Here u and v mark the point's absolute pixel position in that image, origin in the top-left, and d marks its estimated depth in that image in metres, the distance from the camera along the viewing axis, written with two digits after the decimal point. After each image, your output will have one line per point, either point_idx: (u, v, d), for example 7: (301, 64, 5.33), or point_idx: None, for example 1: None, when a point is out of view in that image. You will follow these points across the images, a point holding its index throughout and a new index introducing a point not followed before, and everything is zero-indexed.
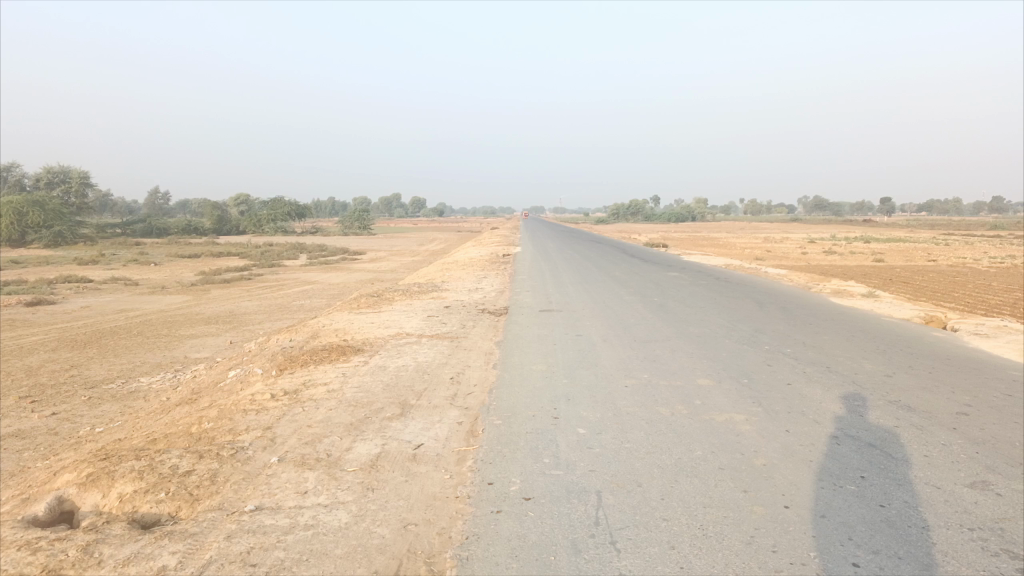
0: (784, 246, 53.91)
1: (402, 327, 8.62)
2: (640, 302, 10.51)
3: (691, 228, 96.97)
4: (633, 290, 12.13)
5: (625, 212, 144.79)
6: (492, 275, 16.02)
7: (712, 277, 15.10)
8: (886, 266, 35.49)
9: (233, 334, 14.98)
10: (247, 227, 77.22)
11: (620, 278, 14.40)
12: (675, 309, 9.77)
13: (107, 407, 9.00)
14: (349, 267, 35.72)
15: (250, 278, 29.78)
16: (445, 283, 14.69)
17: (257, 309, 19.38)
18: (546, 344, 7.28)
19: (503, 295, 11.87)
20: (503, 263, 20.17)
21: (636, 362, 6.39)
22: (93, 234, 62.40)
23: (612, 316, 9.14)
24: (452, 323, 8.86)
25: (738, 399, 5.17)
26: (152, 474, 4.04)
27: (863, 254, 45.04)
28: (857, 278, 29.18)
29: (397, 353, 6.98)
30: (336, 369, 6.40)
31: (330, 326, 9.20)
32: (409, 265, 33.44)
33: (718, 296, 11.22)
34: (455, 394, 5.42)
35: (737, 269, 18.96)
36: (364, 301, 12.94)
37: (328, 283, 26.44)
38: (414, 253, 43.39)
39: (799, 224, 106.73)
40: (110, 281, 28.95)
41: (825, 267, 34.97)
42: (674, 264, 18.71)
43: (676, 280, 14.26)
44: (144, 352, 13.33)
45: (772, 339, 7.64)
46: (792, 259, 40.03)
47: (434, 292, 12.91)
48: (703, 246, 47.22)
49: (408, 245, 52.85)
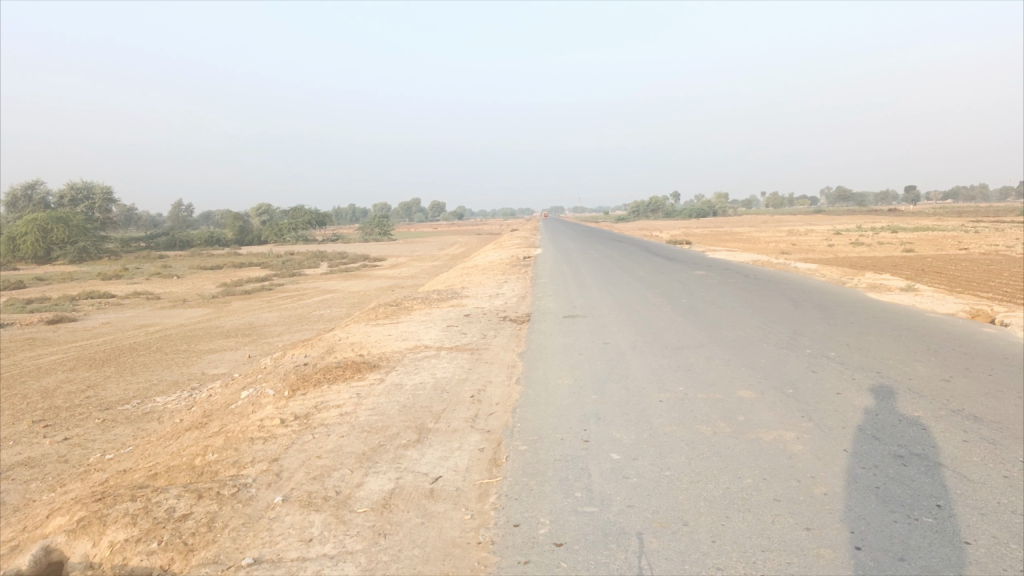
0: (808, 239, 53.00)
1: (421, 339, 8.25)
2: (668, 305, 10.06)
3: (713, 223, 96.00)
4: (659, 292, 11.68)
5: (645, 210, 143.88)
6: (513, 279, 15.63)
7: (740, 274, 14.61)
8: (916, 256, 34.62)
9: (251, 347, 14.71)
10: (268, 237, 77.58)
11: (645, 279, 13.94)
12: (706, 311, 9.32)
13: (120, 430, 8.71)
14: (369, 274, 35.54)
15: (270, 288, 29.66)
16: (464, 290, 14.34)
17: (277, 320, 19.13)
18: (572, 355, 6.87)
19: (524, 301, 11.47)
20: (524, 266, 19.79)
21: (669, 373, 5.95)
22: (117, 249, 62.98)
23: (639, 321, 8.72)
24: (472, 334, 8.47)
25: (784, 413, 4.73)
26: (145, 518, 3.69)
27: (891, 244, 44.09)
28: (888, 269, 28.43)
29: (414, 369, 6.60)
30: (350, 389, 6.03)
31: (346, 340, 8.85)
32: (429, 270, 33.15)
33: (749, 296, 10.74)
34: (476, 415, 5.02)
35: (764, 265, 18.41)
36: (382, 310, 12.59)
37: (349, 291, 26.23)
38: (435, 258, 43.16)
39: (823, 216, 105.16)
40: (132, 295, 28.97)
41: (853, 259, 34.22)
42: (700, 261, 18.22)
43: (703, 279, 13.79)
44: (162, 369, 13.08)
45: (813, 342, 7.17)
46: (818, 252, 39.25)
47: (453, 299, 12.54)
48: (726, 241, 46.55)
49: (428, 250, 52.67)
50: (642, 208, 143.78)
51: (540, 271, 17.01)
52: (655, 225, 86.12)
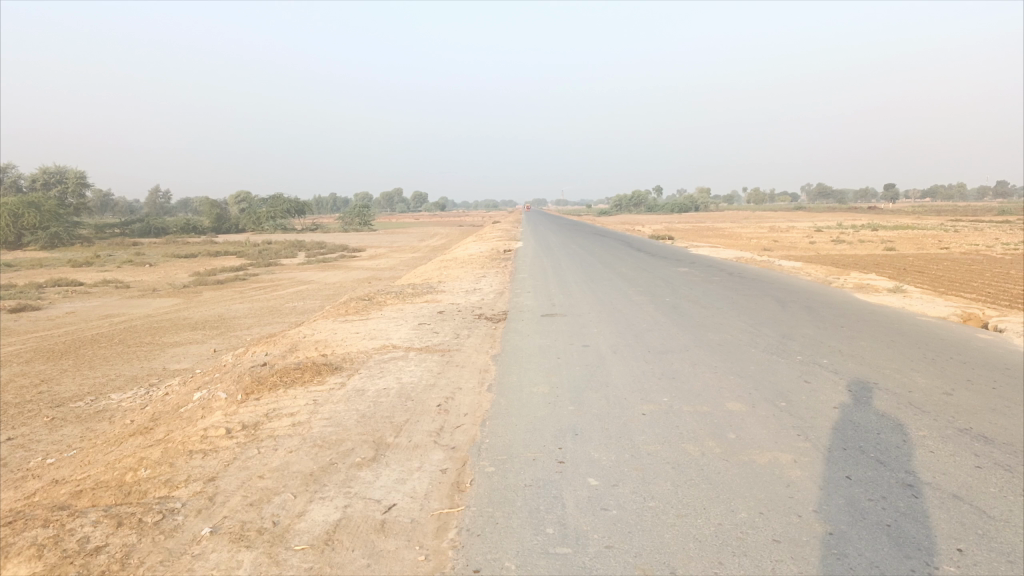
0: (791, 236, 52.87)
1: (390, 338, 7.77)
2: (651, 304, 9.65)
3: (695, 218, 96.07)
4: (643, 289, 11.26)
5: (627, 204, 143.79)
6: (492, 273, 15.15)
7: (725, 272, 14.22)
8: (899, 255, 34.47)
9: (218, 342, 14.14)
10: (247, 225, 76.50)
11: (628, 275, 13.53)
12: (691, 311, 8.92)
13: (67, 430, 8.17)
14: (347, 264, 34.91)
15: (245, 278, 28.95)
16: (441, 284, 13.87)
17: (247, 313, 18.52)
18: (550, 358, 6.43)
19: (502, 297, 11.00)
20: (504, 260, 19.29)
21: (653, 380, 5.53)
22: (91, 235, 61.74)
23: (622, 321, 8.29)
24: (444, 333, 7.99)
25: (778, 430, 4.33)
26: (52, 552, 3.21)
27: (874, 243, 43.98)
28: (871, 268, 28.26)
29: (379, 372, 6.13)
30: (308, 395, 5.55)
31: (311, 338, 8.34)
32: (408, 262, 32.57)
33: (734, 295, 10.37)
34: (442, 428, 4.57)
35: (749, 262, 18.04)
36: (354, 305, 12.07)
37: (325, 283, 25.64)
38: (415, 249, 42.58)
39: (804, 213, 105.49)
40: (101, 283, 28.19)
41: (836, 257, 34.11)
42: (684, 257, 17.84)
43: (686, 276, 13.41)
44: (122, 363, 12.49)
45: (804, 347, 6.78)
46: (801, 249, 39.13)
47: (429, 294, 12.05)
48: (708, 237, 46.38)
49: (409, 241, 52.05)
50: (625, 202, 143.56)
51: (520, 266, 16.54)
52: (638, 220, 85.86)
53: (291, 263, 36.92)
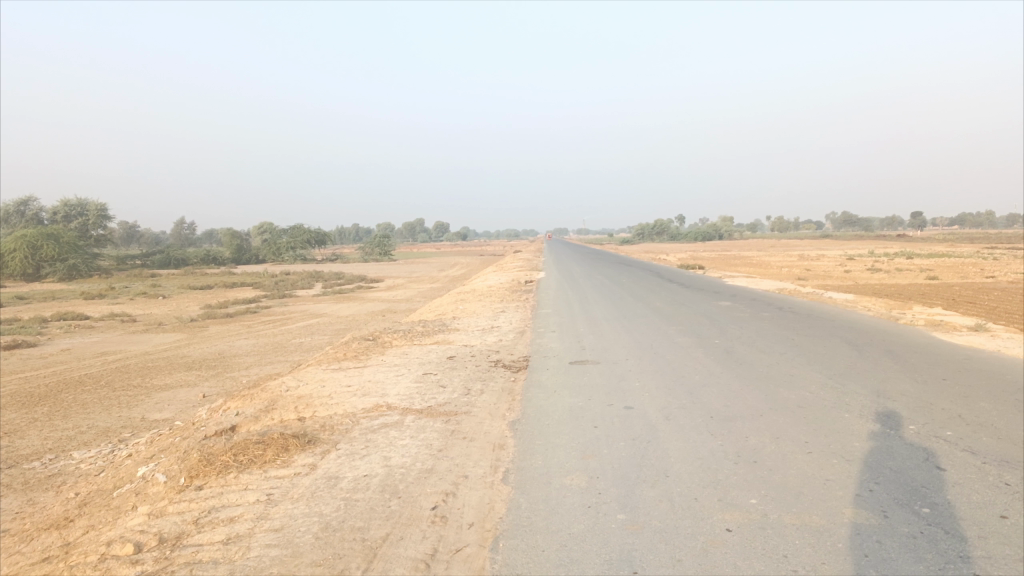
0: (824, 264, 50.84)
1: (386, 394, 6.33)
2: (699, 348, 8.18)
3: (720, 246, 94.51)
4: (684, 328, 9.78)
5: (650, 233, 142.51)
6: (512, 308, 13.73)
7: (772, 306, 12.72)
8: (943, 285, 32.53)
9: (210, 385, 12.78)
10: (267, 256, 76.05)
11: (664, 310, 12.08)
12: (749, 358, 7.45)
13: (5, 503, 6.82)
14: (364, 296, 33.72)
15: (255, 312, 27.75)
16: (456, 320, 12.48)
17: (250, 350, 17.19)
18: (586, 427, 4.98)
19: (523, 339, 9.55)
20: (526, 292, 17.91)
21: (728, 467, 4.07)
22: (110, 268, 61.38)
23: (668, 370, 6.85)
24: (453, 386, 6.54)
25: (942, 568, 2.87)
26: None
27: (912, 272, 41.94)
28: (917, 298, 26.54)
29: (362, 449, 4.69)
30: (262, 488, 4.13)
31: (295, 392, 6.93)
32: (426, 293, 31.30)
33: (793, 336, 8.89)
34: (434, 553, 3.13)
35: (794, 294, 16.45)
36: (356, 345, 10.66)
37: (338, 316, 24.39)
38: (435, 280, 41.33)
39: (833, 241, 102.97)
40: (109, 317, 27.17)
41: (875, 286, 32.38)
42: (722, 290, 16.31)
43: (731, 311, 11.92)
44: (99, 411, 11.18)
45: (910, 412, 5.31)
46: (836, 278, 37.42)
47: (440, 334, 10.63)
48: (738, 266, 44.76)
49: (429, 271, 50.93)
50: (648, 231, 141.84)
51: (543, 299, 15.14)
52: (663, 249, 84.13)
53: (306, 295, 35.77)
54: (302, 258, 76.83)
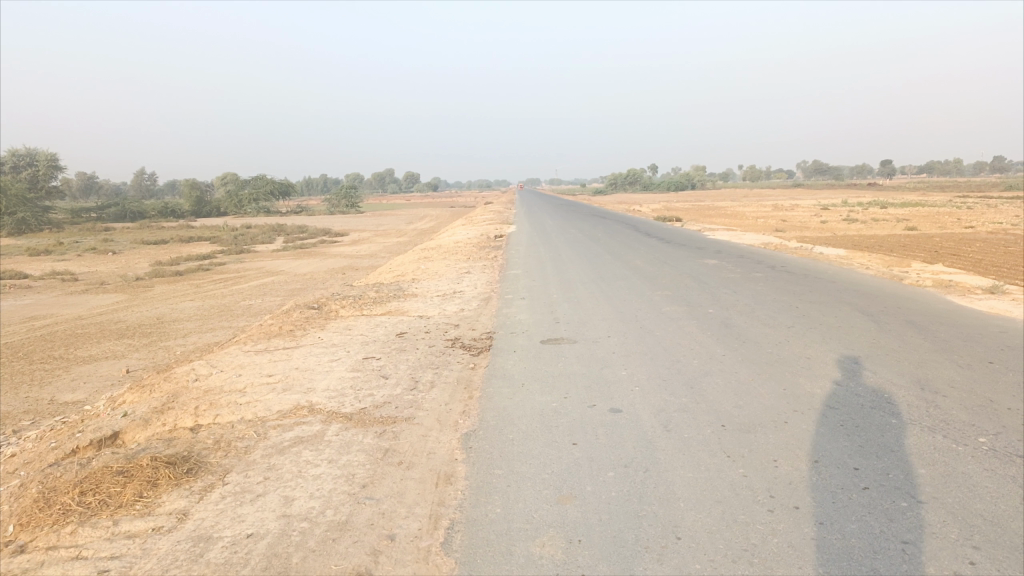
0: (799, 215, 50.11)
1: (312, 391, 5.05)
2: (691, 319, 7.01)
3: (691, 196, 93.68)
4: (672, 293, 8.59)
5: (622, 183, 141.11)
6: (479, 268, 12.43)
7: (763, 264, 11.58)
8: (921, 237, 31.81)
9: (139, 359, 11.38)
10: (229, 209, 73.51)
11: (646, 271, 10.87)
12: (753, 335, 6.28)
13: None
14: (327, 250, 32.16)
15: (208, 269, 26.14)
16: (415, 283, 11.18)
17: (193, 314, 15.74)
18: (562, 445, 3.77)
19: (488, 308, 8.28)
20: (494, 249, 16.59)
21: (764, 519, 2.89)
22: (63, 221, 58.72)
23: (660, 354, 5.64)
24: (397, 377, 5.27)
25: None
26: None
27: (888, 222, 41.29)
28: (899, 250, 25.68)
29: (256, 485, 3.43)
30: (95, 560, 2.86)
31: (202, 384, 5.63)
32: (392, 248, 29.81)
33: (797, 303, 7.76)
34: None
35: (782, 249, 15.34)
36: (297, 313, 9.31)
37: (296, 274, 22.91)
38: (402, 233, 39.76)
39: (806, 191, 102.45)
40: (50, 276, 25.38)
41: (854, 237, 31.53)
42: (705, 245, 15.16)
43: (719, 271, 10.74)
44: (5, 391, 9.79)
45: (974, 416, 4.18)
46: (813, 229, 36.57)
47: (394, 302, 9.31)
48: (713, 217, 43.77)
49: (397, 224, 49.27)
50: (620, 181, 140.36)
51: (513, 257, 13.85)
52: (636, 199, 82.91)
53: (264, 250, 34.06)
54: (266, 210, 74.46)
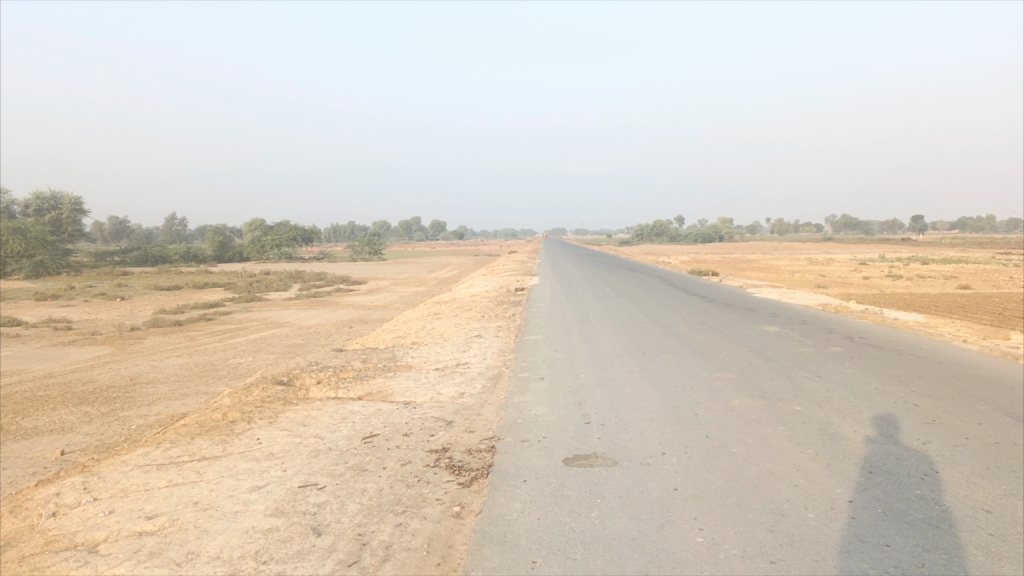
0: (837, 270, 47.65)
1: (193, 561, 3.12)
2: (778, 425, 5.01)
3: (720, 248, 91.69)
4: (737, 378, 6.57)
5: (648, 234, 139.37)
6: (492, 330, 10.54)
7: (837, 334, 9.50)
8: (978, 296, 29.32)
9: (84, 435, 9.50)
10: (251, 255, 72.76)
11: (693, 340, 8.91)
12: (882, 462, 4.25)
13: None
14: (340, 300, 30.52)
15: (211, 319, 24.44)
16: (413, 349, 9.27)
17: (173, 374, 13.91)
18: None
19: (496, 392, 6.33)
20: (513, 305, 14.71)
21: None
22: (84, 265, 58.11)
23: (750, 498, 3.65)
24: (335, 536, 3.31)
25: None
26: None
27: (936, 279, 38.70)
28: (960, 312, 23.42)
29: None
30: None
31: (49, 530, 3.72)
32: (408, 299, 28.09)
33: (912, 401, 5.74)
34: None
35: (846, 312, 13.25)
36: (258, 389, 7.39)
37: (300, 326, 21.19)
38: (422, 283, 38.10)
39: (839, 245, 99.93)
40: (45, 323, 23.90)
41: (905, 296, 29.30)
42: (757, 306, 13.12)
43: (786, 342, 8.74)
44: None
45: None
46: (857, 286, 34.36)
47: (378, 379, 7.35)
48: (747, 271, 41.75)
49: (418, 272, 47.85)
50: (647, 232, 138.59)
51: (533, 317, 11.94)
52: (664, 250, 80.90)
53: (275, 299, 32.40)
54: (288, 256, 73.39)
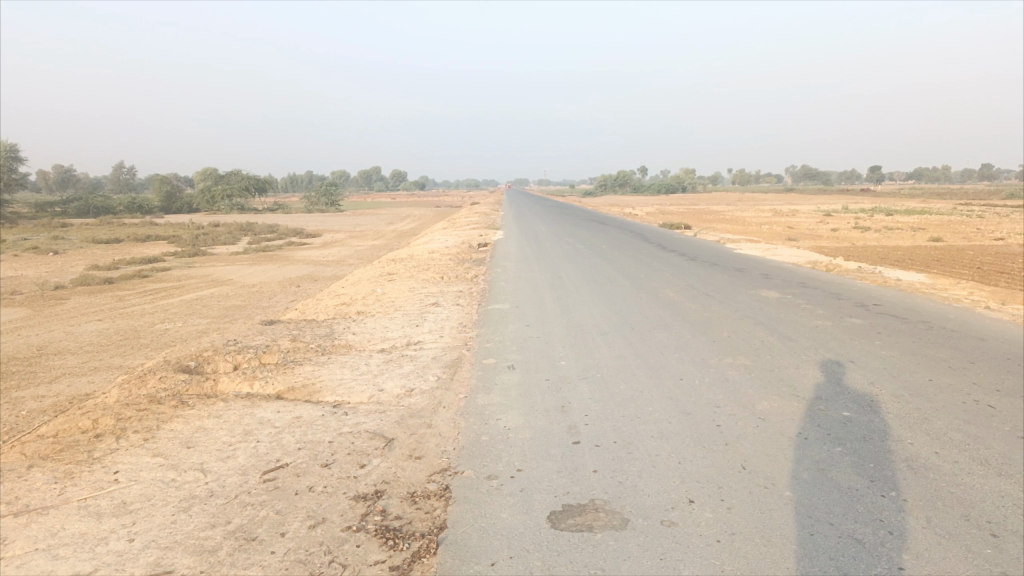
0: (803, 222, 47.00)
1: None
2: (834, 445, 3.71)
3: (684, 199, 91.10)
4: (755, 365, 5.27)
5: (612, 185, 137.99)
6: (451, 297, 9.12)
7: (848, 301, 8.24)
8: (949, 250, 28.56)
9: None
10: (202, 206, 69.70)
11: (684, 310, 7.59)
12: (1003, 515, 2.97)
13: None
14: (292, 254, 28.74)
15: (147, 276, 22.51)
16: (357, 321, 7.81)
17: (90, 343, 12.25)
18: None
19: (453, 389, 4.93)
20: (476, 264, 13.27)
21: None
22: (20, 216, 54.79)
23: None
24: None
25: None
26: None
27: (904, 232, 38.11)
28: (940, 266, 22.62)
29: None
30: None
31: None
32: (364, 254, 26.41)
33: (986, 402, 4.49)
34: None
35: (841, 271, 12.07)
36: (154, 380, 5.87)
37: (244, 284, 19.50)
38: (380, 236, 36.31)
39: (801, 196, 99.88)
40: None
41: (879, 249, 28.53)
42: (745, 265, 11.86)
43: (795, 312, 7.47)
44: None
45: None
46: (827, 238, 33.57)
47: (307, 366, 5.89)
48: (715, 222, 40.81)
49: (376, 224, 46.00)
50: (610, 182, 137.18)
51: (497, 281, 10.52)
52: (628, 203, 79.60)
53: (222, 253, 30.38)
54: (240, 207, 70.37)
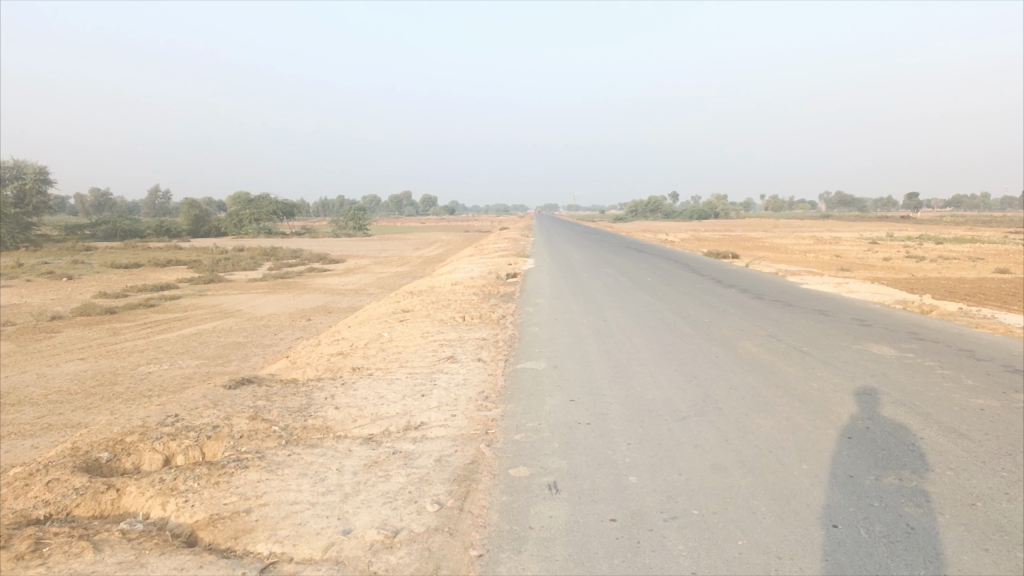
0: (851, 250, 44.54)
1: None
2: None
3: (717, 225, 88.65)
4: (940, 495, 3.35)
5: (643, 210, 135.63)
6: (472, 349, 7.26)
7: (993, 365, 6.26)
8: (1020, 282, 26.11)
9: None
10: (228, 229, 68.84)
11: (781, 377, 5.66)
12: None
13: None
14: (311, 282, 27.12)
15: (152, 306, 20.97)
16: (346, 385, 5.96)
17: (56, 391, 10.51)
18: None
19: (461, 536, 3.04)
20: (504, 301, 11.41)
21: None
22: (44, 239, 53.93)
23: None
24: None
25: None
26: None
27: (963, 262, 35.58)
28: (1021, 301, 20.30)
29: None
30: None
31: None
32: (385, 283, 24.74)
33: None
34: None
35: (943, 314, 10.03)
36: (38, 487, 4.06)
37: (251, 316, 17.81)
38: (405, 262, 34.56)
39: (838, 222, 96.85)
40: None
41: (943, 281, 26.15)
42: (828, 306, 9.90)
43: (935, 383, 5.52)
44: None
45: None
46: (881, 268, 31.30)
47: (256, 468, 4.04)
48: (758, 251, 38.61)
49: (402, 250, 44.42)
50: (641, 208, 134.73)
51: (529, 325, 8.66)
52: (659, 229, 77.60)
53: (238, 280, 28.86)
54: (266, 230, 69.37)
